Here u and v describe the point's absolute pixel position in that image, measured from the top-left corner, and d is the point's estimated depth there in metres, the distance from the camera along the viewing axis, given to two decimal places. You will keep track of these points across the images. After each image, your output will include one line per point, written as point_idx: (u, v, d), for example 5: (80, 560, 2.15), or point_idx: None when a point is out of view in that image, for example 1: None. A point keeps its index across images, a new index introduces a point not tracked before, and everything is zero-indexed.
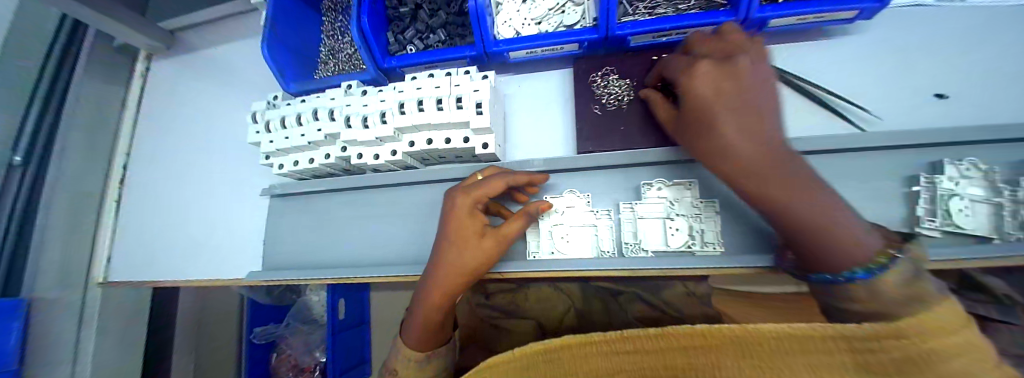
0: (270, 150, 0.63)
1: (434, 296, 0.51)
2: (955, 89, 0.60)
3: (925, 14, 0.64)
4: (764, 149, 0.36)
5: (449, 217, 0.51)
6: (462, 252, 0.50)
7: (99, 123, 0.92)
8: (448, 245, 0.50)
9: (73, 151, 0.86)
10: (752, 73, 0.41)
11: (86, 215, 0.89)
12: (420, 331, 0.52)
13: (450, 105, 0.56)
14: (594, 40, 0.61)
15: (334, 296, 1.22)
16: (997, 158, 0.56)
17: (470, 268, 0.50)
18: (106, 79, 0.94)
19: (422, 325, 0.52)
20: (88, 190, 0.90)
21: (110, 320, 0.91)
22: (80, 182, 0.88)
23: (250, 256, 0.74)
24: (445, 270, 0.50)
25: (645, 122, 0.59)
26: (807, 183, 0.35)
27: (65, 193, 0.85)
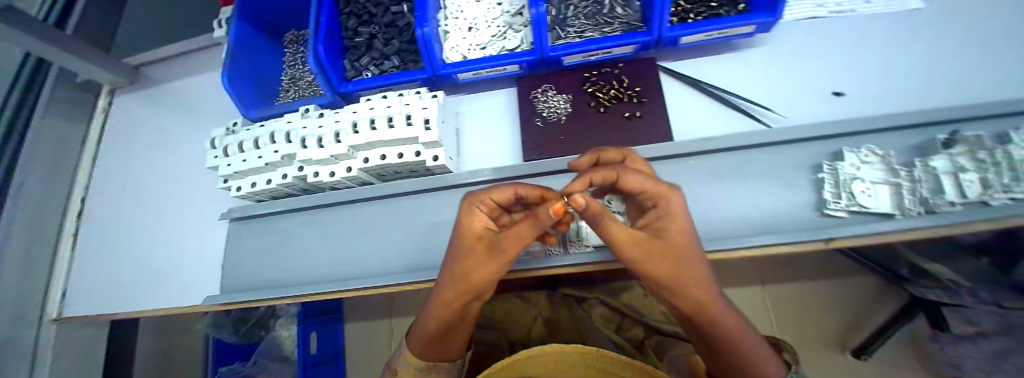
0: (227, 174, 0.66)
1: (440, 311, 0.41)
2: (849, 88, 0.69)
3: (817, 28, 0.74)
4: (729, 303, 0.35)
5: (464, 220, 0.42)
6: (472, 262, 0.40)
7: (59, 160, 0.91)
8: (464, 251, 0.41)
9: (31, 187, 0.85)
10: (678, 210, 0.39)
11: (41, 253, 0.86)
12: (427, 346, 0.43)
13: (400, 122, 0.61)
14: (532, 61, 0.66)
15: (306, 329, 1.19)
16: (889, 144, 0.64)
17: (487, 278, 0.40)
18: (68, 116, 0.94)
19: (425, 339, 0.42)
20: (43, 228, 0.87)
21: (62, 362, 0.87)
22: (38, 219, 0.86)
23: (208, 281, 0.74)
24: (460, 280, 0.40)
25: (581, 131, 0.65)
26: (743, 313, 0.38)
27: (23, 231, 0.83)
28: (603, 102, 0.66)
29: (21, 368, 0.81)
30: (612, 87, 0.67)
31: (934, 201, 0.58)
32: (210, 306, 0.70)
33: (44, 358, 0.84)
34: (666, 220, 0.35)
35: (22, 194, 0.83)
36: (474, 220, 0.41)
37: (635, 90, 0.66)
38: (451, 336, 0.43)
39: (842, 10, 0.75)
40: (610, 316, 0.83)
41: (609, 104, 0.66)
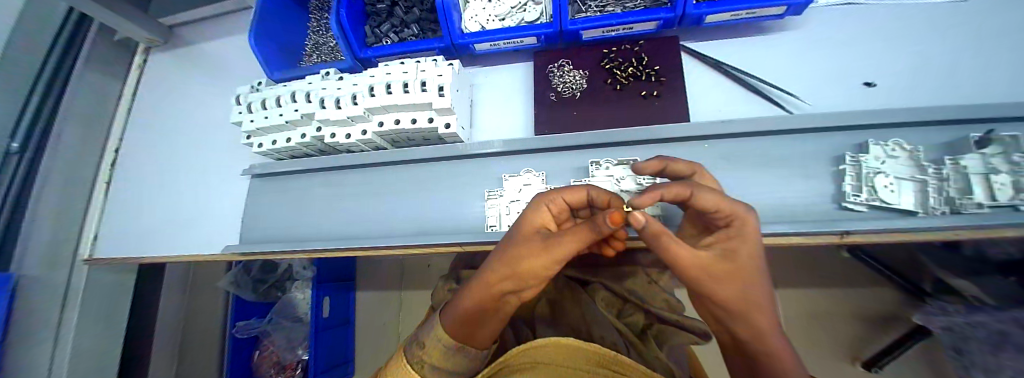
0: (249, 129, 0.68)
1: (482, 294, 0.37)
2: (883, 79, 0.65)
3: (856, 14, 0.70)
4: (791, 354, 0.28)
5: (532, 216, 0.41)
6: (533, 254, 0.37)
7: (95, 113, 0.97)
8: (520, 242, 0.39)
9: (69, 137, 0.91)
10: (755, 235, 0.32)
11: (76, 200, 0.93)
12: (459, 326, 0.39)
13: (415, 88, 0.61)
14: (550, 34, 0.65)
15: (319, 293, 1.24)
16: (919, 141, 0.61)
17: (540, 274, 0.37)
18: (105, 70, 1.00)
19: (461, 317, 0.39)
20: (78, 176, 0.93)
21: (91, 302, 0.94)
22: (72, 169, 0.92)
23: (228, 232, 0.78)
24: (512, 267, 0.37)
25: (595, 108, 0.65)
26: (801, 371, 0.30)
27: (59, 176, 0.89)
28: (620, 79, 0.65)
29: (52, 306, 0.87)
30: (630, 65, 0.66)
31: (960, 201, 0.57)
32: (230, 255, 0.73)
33: (75, 297, 0.91)
34: (735, 239, 0.30)
35: (60, 144, 0.89)
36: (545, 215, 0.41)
37: (655, 69, 0.65)
38: (488, 324, 0.39)
39: None
40: (614, 301, 0.79)
41: (626, 82, 0.65)
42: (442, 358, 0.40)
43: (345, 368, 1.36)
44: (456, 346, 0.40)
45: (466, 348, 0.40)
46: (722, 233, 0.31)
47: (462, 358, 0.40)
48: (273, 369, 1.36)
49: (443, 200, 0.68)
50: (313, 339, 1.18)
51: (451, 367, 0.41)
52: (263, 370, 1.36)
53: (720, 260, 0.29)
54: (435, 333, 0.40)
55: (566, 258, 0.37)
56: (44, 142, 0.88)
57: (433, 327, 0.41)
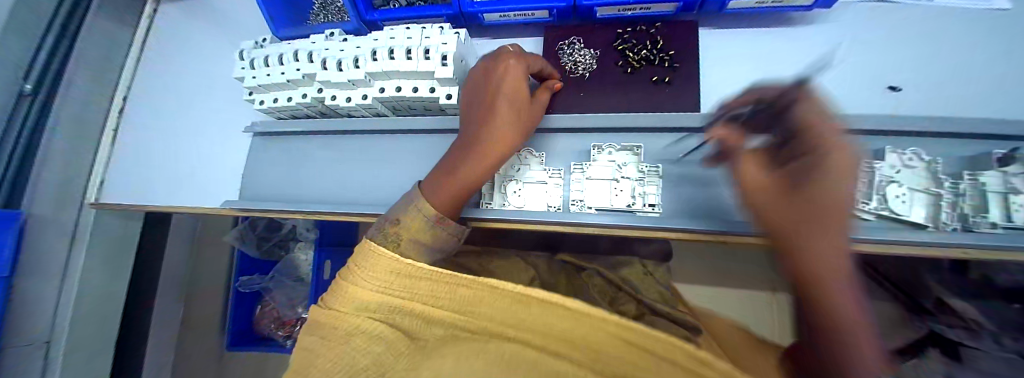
0: (252, 86, 0.68)
1: (478, 160, 0.46)
2: (912, 84, 0.61)
3: (897, 10, 0.65)
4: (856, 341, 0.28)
5: (501, 83, 0.49)
6: (506, 114, 0.48)
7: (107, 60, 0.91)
8: (491, 108, 0.48)
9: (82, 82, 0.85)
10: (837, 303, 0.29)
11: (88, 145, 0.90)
12: (445, 202, 0.45)
13: (418, 55, 0.59)
14: (563, 8, 0.62)
15: (321, 255, 1.29)
16: (941, 152, 0.58)
17: (517, 131, 0.50)
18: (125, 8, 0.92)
19: (452, 190, 0.45)
20: (90, 119, 0.89)
21: (99, 242, 0.94)
22: (82, 121, 0.87)
23: (228, 186, 0.79)
24: (492, 134, 0.47)
25: (602, 91, 0.63)
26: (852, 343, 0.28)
27: (73, 120, 0.84)
28: (631, 62, 0.63)
29: (58, 246, 0.86)
30: (644, 47, 0.63)
31: (973, 219, 0.54)
32: (232, 210, 0.74)
33: (82, 237, 0.90)
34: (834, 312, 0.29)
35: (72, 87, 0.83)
36: (507, 82, 0.49)
37: (669, 54, 0.62)
38: (472, 194, 0.48)
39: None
40: (607, 289, 0.84)
41: (638, 65, 0.62)
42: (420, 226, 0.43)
43: None
44: (437, 220, 0.43)
45: (445, 224, 0.44)
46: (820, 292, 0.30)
47: (441, 232, 0.44)
48: (274, 324, 1.42)
49: None
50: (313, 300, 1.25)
51: (431, 241, 0.44)
52: (263, 325, 1.42)
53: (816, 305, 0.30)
54: (417, 209, 0.43)
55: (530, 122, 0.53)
56: (57, 90, 0.82)
57: (413, 205, 0.44)
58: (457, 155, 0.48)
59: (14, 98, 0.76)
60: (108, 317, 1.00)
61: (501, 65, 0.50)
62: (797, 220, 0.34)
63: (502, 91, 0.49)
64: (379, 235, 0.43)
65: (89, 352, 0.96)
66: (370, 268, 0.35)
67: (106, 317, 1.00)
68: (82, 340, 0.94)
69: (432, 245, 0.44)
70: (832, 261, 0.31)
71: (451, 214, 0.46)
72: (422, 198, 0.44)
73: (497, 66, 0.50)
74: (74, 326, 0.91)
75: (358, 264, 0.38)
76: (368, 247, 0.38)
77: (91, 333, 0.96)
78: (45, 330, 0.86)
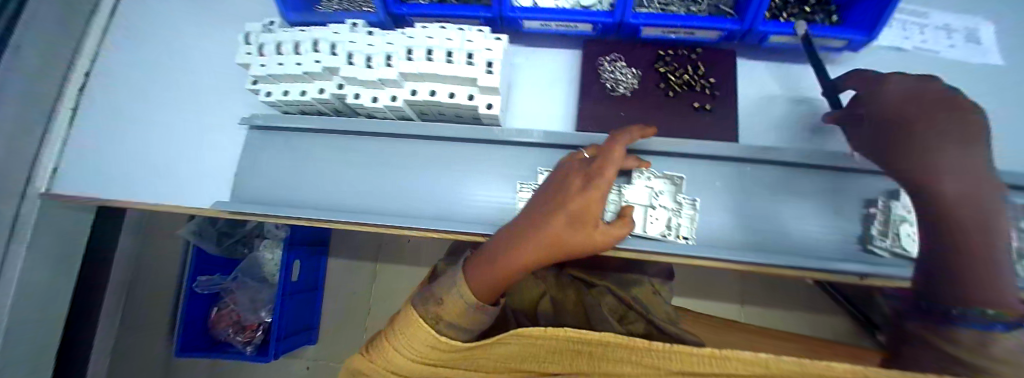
0: (259, 75, 0.59)
1: (511, 263, 0.48)
2: None
3: (904, 58, 0.70)
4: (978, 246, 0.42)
5: (571, 197, 0.48)
6: (569, 227, 0.47)
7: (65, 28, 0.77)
8: (552, 217, 0.48)
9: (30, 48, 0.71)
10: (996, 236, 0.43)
11: (40, 120, 0.75)
12: (483, 288, 0.49)
13: (460, 59, 0.55)
14: (607, 24, 0.61)
15: (290, 255, 1.18)
16: None
17: (572, 248, 0.49)
18: None
19: (489, 283, 0.49)
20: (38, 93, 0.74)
21: (40, 234, 0.78)
22: (36, 99, 0.73)
23: (215, 184, 0.69)
24: (542, 241, 0.48)
25: (643, 112, 0.62)
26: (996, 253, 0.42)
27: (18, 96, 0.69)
28: (672, 86, 0.62)
29: None
30: (685, 72, 0.63)
31: None
32: (220, 211, 0.65)
33: (24, 230, 0.75)
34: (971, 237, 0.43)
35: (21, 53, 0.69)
36: (578, 197, 0.47)
37: (710, 81, 0.62)
38: (509, 284, 0.50)
39: (926, 49, 0.70)
40: (617, 307, 0.80)
41: (679, 89, 0.62)
42: (459, 312, 0.48)
43: (307, 335, 1.36)
44: (477, 306, 0.48)
45: (483, 306, 0.49)
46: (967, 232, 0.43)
47: (480, 315, 0.49)
48: (231, 328, 1.30)
49: (466, 185, 0.64)
50: (279, 303, 1.15)
51: (467, 324, 0.49)
52: (220, 328, 1.30)
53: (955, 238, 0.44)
54: (457, 291, 0.48)
55: (598, 241, 0.49)
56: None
57: (456, 287, 0.49)
58: (508, 243, 0.50)
59: None
60: (43, 324, 0.84)
61: (583, 179, 0.49)
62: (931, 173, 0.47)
63: (574, 200, 0.48)
64: (420, 300, 0.50)
65: (21, 366, 0.81)
66: (408, 336, 0.48)
67: (44, 324, 0.84)
68: (14, 350, 0.78)
69: (467, 325, 0.49)
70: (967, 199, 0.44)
71: (491, 298, 0.50)
72: (466, 283, 0.49)
73: (573, 175, 0.50)
74: (7, 334, 0.76)
75: (401, 333, 0.49)
76: (410, 316, 0.48)
77: (28, 340, 0.81)
78: None
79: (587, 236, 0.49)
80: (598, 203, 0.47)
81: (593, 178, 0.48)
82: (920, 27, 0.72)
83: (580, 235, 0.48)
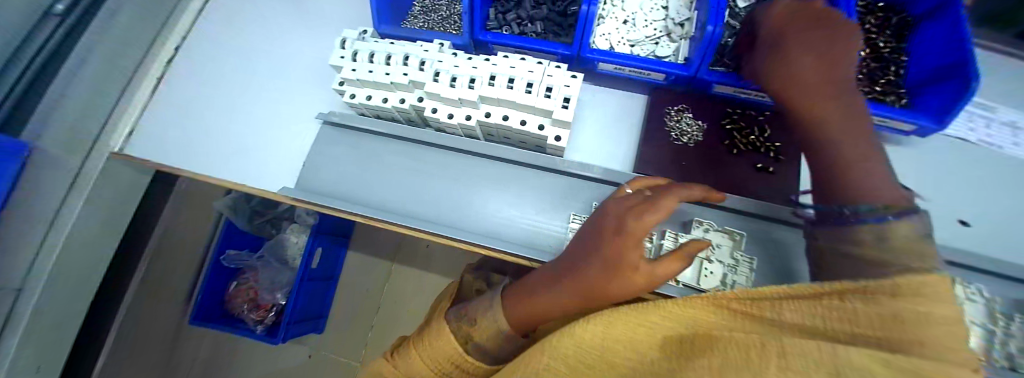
0: (348, 78, 0.63)
1: (539, 298, 0.48)
2: (975, 219, 0.66)
3: (967, 148, 0.70)
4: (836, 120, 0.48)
5: (602, 236, 0.44)
6: (602, 269, 0.44)
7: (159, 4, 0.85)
8: (582, 257, 0.46)
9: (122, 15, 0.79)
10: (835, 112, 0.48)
11: (119, 81, 0.80)
12: (516, 319, 0.49)
13: (539, 91, 0.58)
14: (681, 76, 0.64)
15: (313, 243, 1.22)
16: (1000, 291, 0.62)
17: (609, 292, 0.44)
18: None
19: (525, 314, 0.49)
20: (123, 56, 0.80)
21: (98, 190, 0.82)
22: (111, 62, 0.78)
23: (280, 169, 0.72)
24: (573, 282, 0.46)
25: (705, 164, 0.63)
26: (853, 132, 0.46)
27: (103, 57, 0.77)
28: (737, 144, 0.64)
29: (58, 186, 0.74)
30: (751, 132, 0.64)
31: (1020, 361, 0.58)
32: (285, 197, 0.68)
33: (84, 183, 0.79)
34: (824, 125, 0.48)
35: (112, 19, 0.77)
36: (610, 237, 0.44)
37: (775, 145, 0.63)
38: (545, 318, 0.49)
39: (990, 142, 0.71)
40: None
41: (742, 148, 0.63)
42: (491, 336, 0.49)
43: (316, 324, 1.36)
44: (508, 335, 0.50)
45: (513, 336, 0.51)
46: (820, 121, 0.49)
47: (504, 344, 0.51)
48: (246, 305, 1.32)
49: (520, 208, 0.65)
50: (296, 287, 1.18)
51: (497, 349, 0.50)
52: (235, 303, 1.32)
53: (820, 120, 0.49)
54: (492, 317, 0.50)
55: (638, 283, 0.44)
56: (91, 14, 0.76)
57: (491, 310, 0.50)
58: (538, 280, 0.50)
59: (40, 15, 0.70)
60: (83, 272, 0.88)
61: (620, 216, 0.45)
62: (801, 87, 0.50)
63: (608, 239, 0.44)
64: (453, 316, 0.51)
65: (57, 309, 0.84)
66: (432, 347, 0.49)
67: (84, 272, 0.88)
68: (52, 296, 0.81)
69: (495, 351, 0.51)
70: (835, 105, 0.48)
71: (521, 330, 0.51)
72: (501, 308, 0.50)
73: (609, 210, 0.47)
74: (50, 278, 0.79)
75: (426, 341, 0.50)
76: (439, 327, 0.50)
77: (68, 287, 0.85)
78: (17, 278, 0.73)
79: (625, 278, 0.43)
80: (632, 250, 0.43)
81: (629, 214, 0.44)
82: (985, 120, 0.72)
83: (617, 283, 0.44)
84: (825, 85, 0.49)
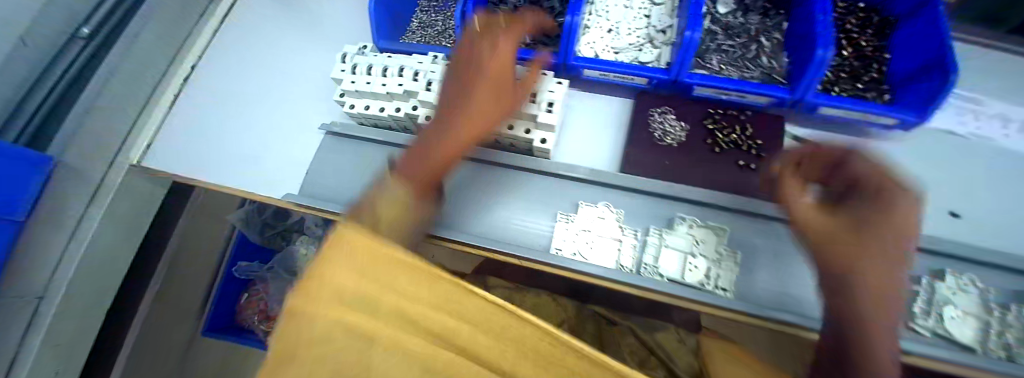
0: (348, 90, 0.67)
1: (436, 131, 0.49)
2: (967, 211, 0.66)
3: (956, 141, 0.71)
4: (874, 258, 0.40)
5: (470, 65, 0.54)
6: (475, 88, 0.53)
7: (175, 28, 0.92)
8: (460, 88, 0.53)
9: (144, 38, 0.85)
10: (879, 250, 0.41)
11: (137, 99, 0.86)
12: (415, 172, 0.45)
13: (525, 97, 0.62)
14: (662, 80, 0.67)
15: None
16: (997, 282, 0.62)
17: (490, 109, 0.52)
18: None
19: (429, 163, 0.46)
20: (143, 78, 0.87)
21: (118, 201, 0.87)
22: (132, 82, 0.84)
23: (286, 177, 0.77)
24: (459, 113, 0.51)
25: (688, 163, 0.65)
26: (885, 262, 0.40)
27: (127, 77, 0.83)
28: (719, 143, 0.66)
29: (81, 197, 0.79)
30: (733, 131, 0.66)
31: (1017, 351, 0.56)
32: (290, 203, 0.72)
33: (104, 194, 0.83)
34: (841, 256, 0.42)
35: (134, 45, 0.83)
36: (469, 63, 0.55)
37: (757, 143, 0.65)
38: (453, 160, 0.49)
39: (980, 135, 0.71)
40: (638, 351, 0.81)
41: (725, 147, 0.65)
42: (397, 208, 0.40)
43: None
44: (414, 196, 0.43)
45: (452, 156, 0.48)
46: (843, 248, 0.42)
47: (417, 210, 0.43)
48: (257, 317, 1.36)
49: (510, 208, 0.68)
50: None
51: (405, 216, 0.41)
52: (247, 314, 1.37)
53: (847, 244, 0.42)
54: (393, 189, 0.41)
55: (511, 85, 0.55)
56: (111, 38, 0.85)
57: (386, 188, 0.42)
58: (437, 135, 0.49)
59: (66, 37, 0.78)
60: (102, 278, 0.92)
61: (481, 48, 0.56)
62: (837, 246, 0.43)
63: (480, 67, 0.54)
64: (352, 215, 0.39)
65: (77, 313, 0.89)
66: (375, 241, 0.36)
67: (101, 278, 0.92)
68: (72, 303, 0.85)
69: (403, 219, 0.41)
70: (878, 262, 0.40)
71: (428, 185, 0.46)
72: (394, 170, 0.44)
73: (465, 52, 0.57)
74: (71, 283, 0.83)
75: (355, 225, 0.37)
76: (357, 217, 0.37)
77: (87, 293, 0.89)
78: (40, 285, 0.76)
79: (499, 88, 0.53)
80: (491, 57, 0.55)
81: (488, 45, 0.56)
82: (971, 113, 0.73)
83: (488, 96, 0.52)
84: (876, 235, 0.41)
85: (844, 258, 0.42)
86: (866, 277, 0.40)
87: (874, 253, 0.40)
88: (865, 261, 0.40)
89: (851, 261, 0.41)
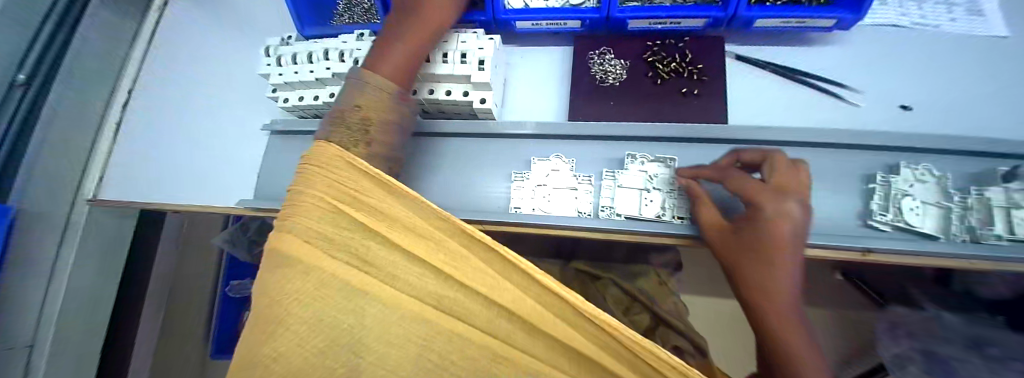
0: (277, 83, 0.65)
1: (398, 36, 0.50)
2: (920, 102, 0.65)
3: (904, 34, 0.69)
4: (770, 292, 0.38)
5: None
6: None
7: (111, 52, 0.86)
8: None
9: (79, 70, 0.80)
10: (774, 263, 0.38)
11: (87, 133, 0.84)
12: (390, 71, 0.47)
13: (454, 59, 0.59)
14: (595, 19, 0.64)
15: None
16: (955, 167, 0.61)
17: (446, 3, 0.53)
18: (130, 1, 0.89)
19: (398, 61, 0.48)
20: (86, 112, 0.83)
21: (89, 239, 0.87)
22: (75, 115, 0.81)
23: (241, 185, 0.76)
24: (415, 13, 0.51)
25: (633, 100, 0.64)
26: (782, 275, 0.38)
27: (72, 112, 0.80)
28: (661, 74, 0.65)
29: (49, 240, 0.80)
30: (673, 60, 0.66)
31: (980, 232, 0.56)
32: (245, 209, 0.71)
33: (73, 234, 0.84)
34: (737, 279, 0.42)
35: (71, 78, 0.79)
36: None
37: (698, 67, 0.64)
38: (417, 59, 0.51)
39: (927, 24, 0.70)
40: (621, 299, 0.82)
41: (667, 77, 0.64)
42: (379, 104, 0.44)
43: None
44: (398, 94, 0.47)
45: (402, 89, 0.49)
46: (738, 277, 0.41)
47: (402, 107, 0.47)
48: None
49: (465, 176, 0.67)
50: None
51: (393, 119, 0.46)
52: None
53: (738, 254, 0.42)
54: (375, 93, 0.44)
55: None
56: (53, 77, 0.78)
57: (364, 87, 0.44)
58: (386, 49, 0.49)
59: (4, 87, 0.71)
60: (93, 319, 0.94)
61: None
62: (730, 256, 0.43)
63: None
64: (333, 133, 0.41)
65: (73, 357, 0.90)
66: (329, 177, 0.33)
67: (90, 319, 0.93)
68: (63, 348, 0.86)
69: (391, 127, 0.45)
70: (769, 280, 0.39)
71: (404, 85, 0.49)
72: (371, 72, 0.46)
73: None
74: (59, 327, 0.84)
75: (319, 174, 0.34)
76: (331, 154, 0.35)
77: (78, 336, 0.90)
78: (29, 331, 0.79)
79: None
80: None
81: None
82: (917, 3, 0.72)
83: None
84: (768, 245, 0.39)
85: (741, 279, 0.41)
86: (776, 304, 0.38)
87: (772, 277, 0.38)
88: (772, 277, 0.38)
89: (735, 267, 0.42)
